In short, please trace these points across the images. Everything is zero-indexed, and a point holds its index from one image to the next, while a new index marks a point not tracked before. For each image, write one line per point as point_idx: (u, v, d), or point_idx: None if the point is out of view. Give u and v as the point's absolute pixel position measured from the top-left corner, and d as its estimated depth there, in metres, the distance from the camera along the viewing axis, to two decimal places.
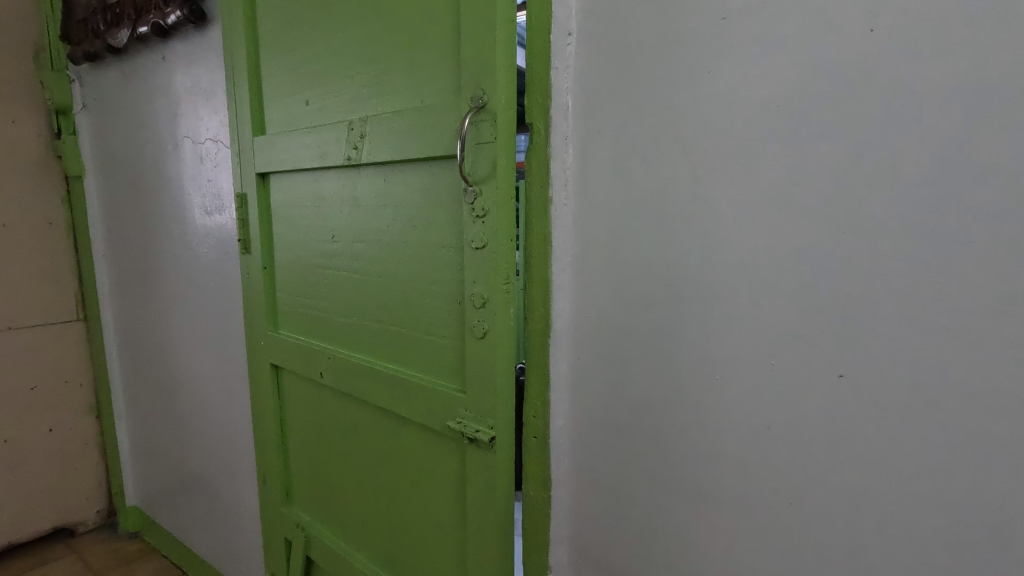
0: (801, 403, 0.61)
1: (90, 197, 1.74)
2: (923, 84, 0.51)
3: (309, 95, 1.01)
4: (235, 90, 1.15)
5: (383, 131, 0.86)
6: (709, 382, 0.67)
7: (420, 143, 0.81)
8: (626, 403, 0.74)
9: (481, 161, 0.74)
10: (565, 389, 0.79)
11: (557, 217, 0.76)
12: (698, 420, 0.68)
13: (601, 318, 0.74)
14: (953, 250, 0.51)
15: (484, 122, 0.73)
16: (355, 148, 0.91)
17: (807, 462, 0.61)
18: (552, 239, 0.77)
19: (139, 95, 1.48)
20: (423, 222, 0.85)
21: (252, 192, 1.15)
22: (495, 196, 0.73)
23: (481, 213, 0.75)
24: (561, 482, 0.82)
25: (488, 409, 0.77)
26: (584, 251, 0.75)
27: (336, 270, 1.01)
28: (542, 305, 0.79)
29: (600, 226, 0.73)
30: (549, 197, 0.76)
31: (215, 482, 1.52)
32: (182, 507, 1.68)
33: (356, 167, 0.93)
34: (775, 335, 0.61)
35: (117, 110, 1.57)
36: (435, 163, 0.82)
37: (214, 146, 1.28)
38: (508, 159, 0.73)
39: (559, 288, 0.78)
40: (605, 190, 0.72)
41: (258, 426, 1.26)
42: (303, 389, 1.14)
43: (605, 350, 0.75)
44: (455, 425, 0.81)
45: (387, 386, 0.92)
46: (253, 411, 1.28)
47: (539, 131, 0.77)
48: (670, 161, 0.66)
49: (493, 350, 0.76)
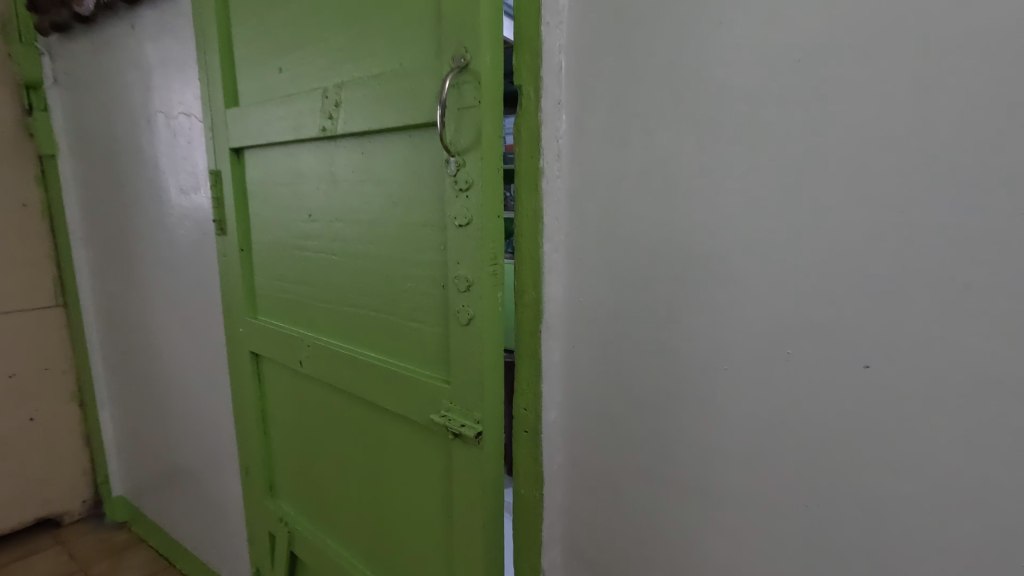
0: (820, 396, 0.54)
1: (65, 177, 1.67)
2: (967, 28, 0.43)
3: (281, 62, 0.94)
4: (206, 58, 1.07)
5: (359, 99, 0.79)
6: (716, 372, 0.60)
7: (397, 110, 0.74)
8: (624, 394, 0.68)
9: (464, 128, 0.66)
10: (557, 379, 0.73)
11: (551, 191, 0.69)
12: (702, 412, 0.62)
13: (599, 302, 0.68)
14: (999, 222, 0.44)
15: (466, 85, 0.65)
16: (330, 118, 0.84)
17: (825, 461, 0.55)
18: (545, 216, 0.70)
19: (109, 68, 1.40)
20: (405, 197, 0.78)
21: (226, 169, 1.07)
22: (480, 167, 0.66)
23: (465, 186, 0.68)
24: (555, 477, 0.76)
25: (475, 401, 0.71)
26: (579, 228, 0.68)
27: (314, 251, 0.95)
28: (532, 288, 0.72)
29: (596, 199, 0.66)
30: (541, 167, 0.69)
31: (200, 473, 1.47)
32: (168, 497, 1.63)
33: (333, 139, 0.86)
34: (791, 319, 0.55)
35: (89, 84, 1.49)
36: (415, 132, 0.75)
37: (187, 120, 1.21)
38: (494, 125, 0.66)
39: (552, 269, 0.71)
40: (603, 161, 0.65)
41: (239, 416, 1.20)
42: (284, 378, 1.08)
43: (602, 337, 0.68)
44: (440, 419, 0.74)
45: (369, 376, 0.85)
46: (234, 401, 1.22)
47: (529, 95, 0.69)
48: (672, 129, 0.59)
49: (478, 337, 0.69)
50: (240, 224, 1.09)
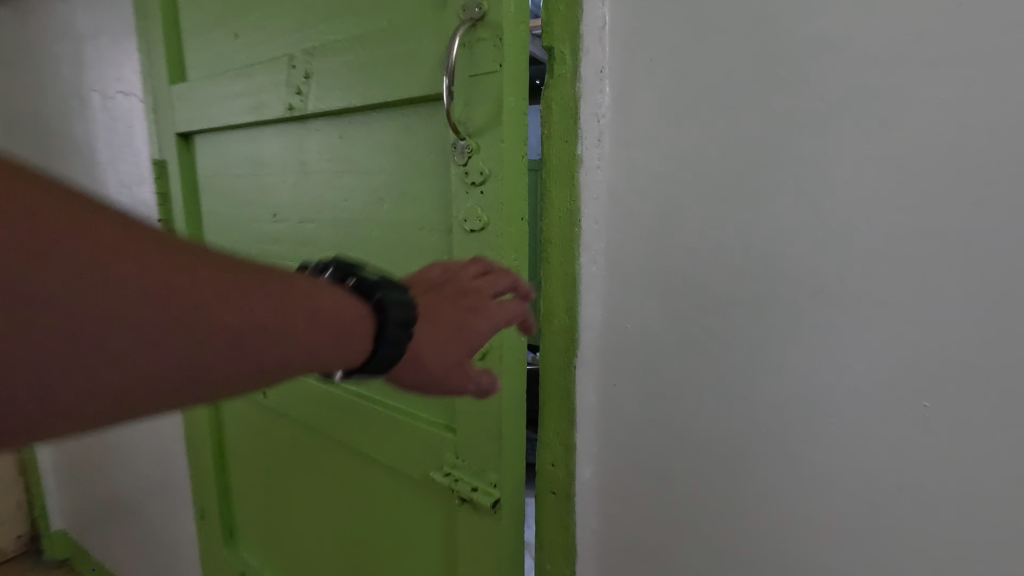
0: (975, 476, 0.38)
1: None
2: None
3: (237, 26, 0.76)
4: (145, 24, 0.88)
5: (337, 68, 0.62)
6: (810, 433, 0.44)
7: (387, 82, 0.58)
8: (680, 452, 0.51)
9: (479, 102, 0.51)
10: (593, 425, 0.57)
11: (588, 187, 0.53)
12: (789, 484, 0.46)
13: (649, 331, 0.51)
14: None
15: (482, 44, 0.49)
16: (299, 94, 0.67)
17: (979, 566, 0.38)
18: (581, 219, 0.53)
19: (36, 40, 1.19)
20: (396, 194, 0.62)
21: (172, 157, 0.89)
22: (500, 155, 0.50)
23: (478, 179, 0.52)
24: (585, 550, 0.59)
25: (490, 457, 0.55)
26: (626, 235, 0.52)
27: (281, 259, 0.78)
28: (565, 311, 0.56)
29: (650, 199, 0.50)
30: (577, 154, 0.53)
31: (150, 510, 1.27)
32: (114, 534, 1.43)
33: (303, 120, 0.69)
34: (931, 365, 0.38)
35: (14, 59, 1.28)
36: (411, 110, 0.59)
37: (126, 100, 1.02)
38: (519, 99, 0.50)
39: (590, 286, 0.54)
40: (657, 146, 0.49)
41: (193, 451, 1.02)
42: (246, 410, 0.90)
43: (654, 377, 0.52)
44: (443, 477, 0.58)
45: (349, 415, 0.69)
46: (187, 432, 1.03)
47: (561, 59, 0.53)
48: (764, 100, 0.43)
49: (496, 376, 0.54)
50: (192, 224, 0.91)
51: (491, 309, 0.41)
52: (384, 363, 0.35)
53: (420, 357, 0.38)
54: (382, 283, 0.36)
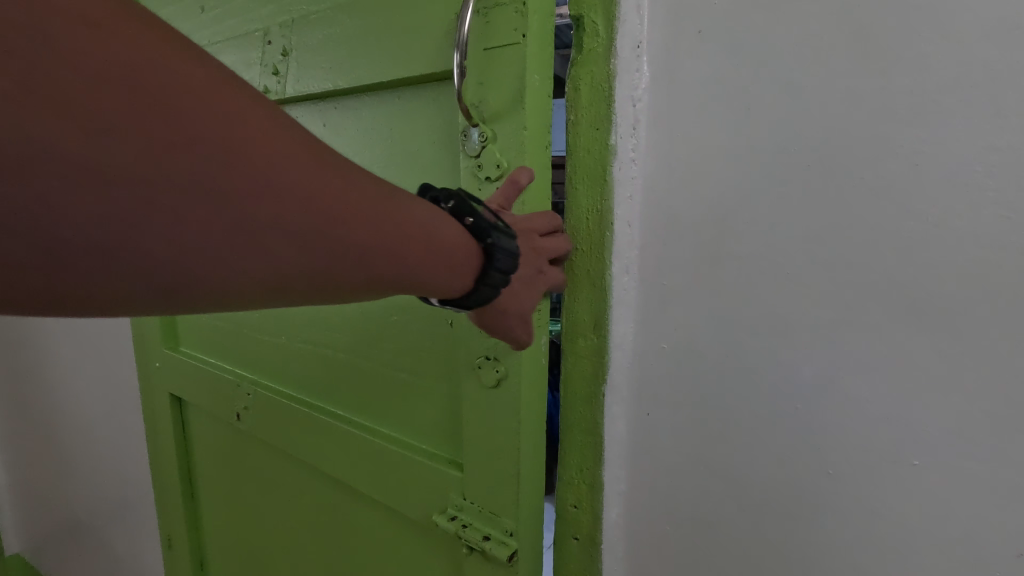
0: None
1: None
2: None
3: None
4: None
5: (318, 43, 0.53)
6: (897, 468, 0.38)
7: (376, 58, 0.49)
8: (729, 490, 0.45)
9: (496, 82, 0.43)
10: (621, 457, 0.50)
11: (622, 183, 0.45)
12: (868, 527, 0.39)
13: (694, 351, 0.45)
14: None
15: (501, 10, 0.41)
16: (276, 74, 0.58)
17: None
18: (613, 222, 0.46)
19: None
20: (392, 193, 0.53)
21: None
22: (520, 143, 0.42)
23: (494, 173, 0.44)
24: None
25: (506, 501, 0.47)
26: (667, 239, 0.45)
27: None
28: (591, 328, 0.48)
29: (698, 196, 0.43)
30: (610, 144, 0.45)
31: (113, 534, 1.16)
32: (74, 560, 1.32)
33: (281, 106, 0.61)
34: None
35: None
36: (406, 92, 0.50)
37: None
38: (543, 77, 0.42)
39: (622, 299, 0.47)
40: (711, 135, 0.42)
41: (158, 475, 0.92)
42: (218, 431, 0.81)
43: (698, 403, 0.45)
44: (449, 521, 0.50)
45: (336, 445, 0.60)
46: (151, 454, 0.93)
47: (591, 34, 0.45)
48: (836, 82, 0.37)
49: (513, 407, 0.46)
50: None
51: (548, 273, 0.44)
52: (481, 302, 0.38)
53: (506, 308, 0.40)
54: (496, 228, 0.37)
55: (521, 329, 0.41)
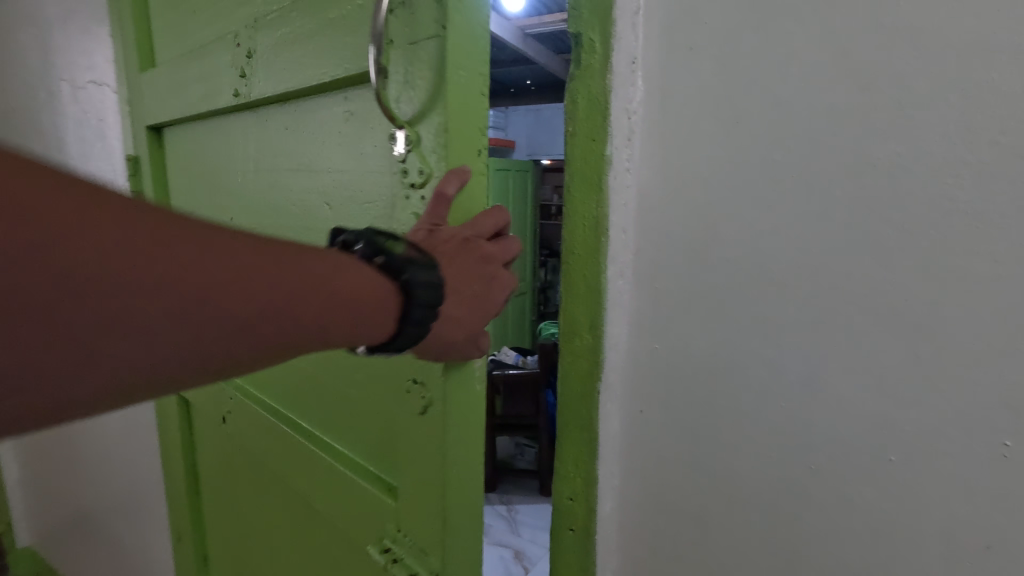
0: None
1: None
2: None
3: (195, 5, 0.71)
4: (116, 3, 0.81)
5: (276, 44, 0.57)
6: (875, 465, 0.40)
7: (324, 61, 0.52)
8: (717, 485, 0.47)
9: (417, 83, 0.46)
10: (615, 452, 0.52)
11: (617, 192, 0.48)
12: (848, 522, 0.41)
13: (684, 352, 0.47)
14: None
15: (421, 8, 0.44)
16: (244, 76, 0.62)
17: None
18: (608, 229, 0.48)
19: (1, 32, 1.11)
20: (335, 200, 0.56)
21: (147, 151, 0.83)
22: (442, 135, 0.45)
23: (421, 171, 0.47)
24: None
25: (433, 540, 0.50)
26: (659, 245, 0.47)
27: None
28: (587, 330, 0.50)
29: (689, 207, 0.45)
30: (606, 154, 0.48)
31: (122, 527, 1.19)
32: (84, 553, 1.35)
33: (253, 108, 0.64)
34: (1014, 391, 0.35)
35: None
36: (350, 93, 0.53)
37: (97, 90, 0.94)
38: (465, 71, 0.45)
39: (617, 301, 0.50)
40: (701, 146, 0.44)
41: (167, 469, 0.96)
42: (214, 434, 0.84)
43: (688, 401, 0.47)
44: (381, 554, 0.55)
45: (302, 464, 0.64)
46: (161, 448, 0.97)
47: (590, 50, 0.47)
48: (818, 98, 0.39)
49: (444, 450, 0.49)
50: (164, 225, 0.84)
51: (496, 284, 0.47)
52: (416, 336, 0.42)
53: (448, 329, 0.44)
54: (412, 264, 0.40)
55: (465, 344, 0.46)
